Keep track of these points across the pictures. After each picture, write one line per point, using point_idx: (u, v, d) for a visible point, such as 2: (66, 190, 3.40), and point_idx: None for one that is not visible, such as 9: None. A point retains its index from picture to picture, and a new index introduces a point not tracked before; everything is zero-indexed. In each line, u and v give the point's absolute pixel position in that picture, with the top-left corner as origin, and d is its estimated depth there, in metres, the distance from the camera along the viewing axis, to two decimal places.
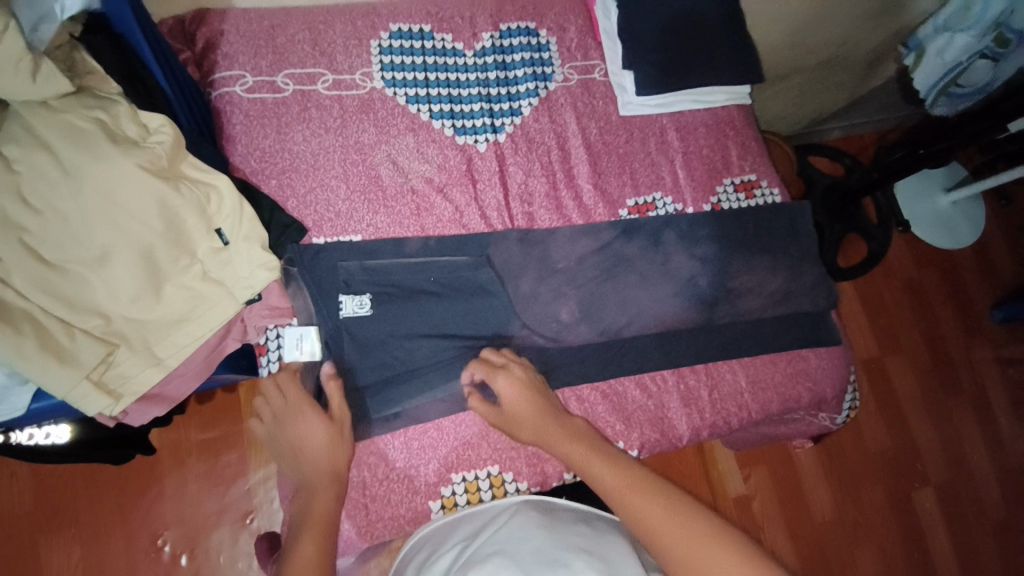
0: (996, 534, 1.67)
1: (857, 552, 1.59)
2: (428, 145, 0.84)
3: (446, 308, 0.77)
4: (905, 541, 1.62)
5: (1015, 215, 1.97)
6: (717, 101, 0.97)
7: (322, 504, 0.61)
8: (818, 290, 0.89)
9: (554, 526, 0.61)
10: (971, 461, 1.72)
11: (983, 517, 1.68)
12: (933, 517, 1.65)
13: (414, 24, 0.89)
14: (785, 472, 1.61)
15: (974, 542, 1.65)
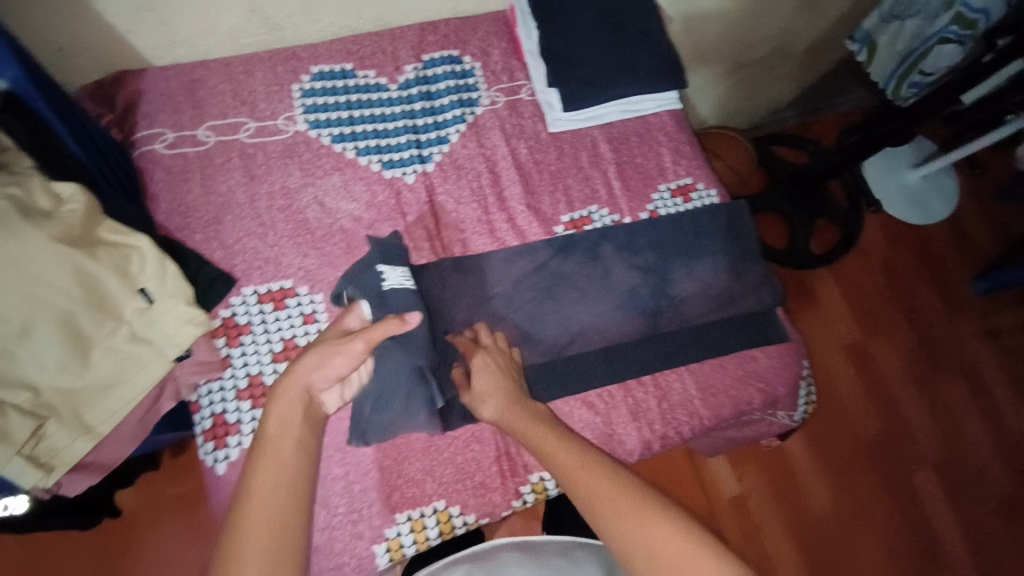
0: (1004, 512, 1.63)
1: (863, 546, 1.55)
2: (356, 183, 0.84)
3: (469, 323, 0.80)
4: (909, 527, 1.59)
5: (986, 184, 1.96)
6: (648, 109, 0.96)
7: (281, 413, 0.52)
8: (762, 289, 0.88)
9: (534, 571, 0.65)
10: (967, 438, 1.69)
11: (988, 494, 1.64)
12: (934, 499, 1.62)
13: (335, 64, 0.89)
14: (779, 468, 1.60)
15: (980, 522, 1.61)
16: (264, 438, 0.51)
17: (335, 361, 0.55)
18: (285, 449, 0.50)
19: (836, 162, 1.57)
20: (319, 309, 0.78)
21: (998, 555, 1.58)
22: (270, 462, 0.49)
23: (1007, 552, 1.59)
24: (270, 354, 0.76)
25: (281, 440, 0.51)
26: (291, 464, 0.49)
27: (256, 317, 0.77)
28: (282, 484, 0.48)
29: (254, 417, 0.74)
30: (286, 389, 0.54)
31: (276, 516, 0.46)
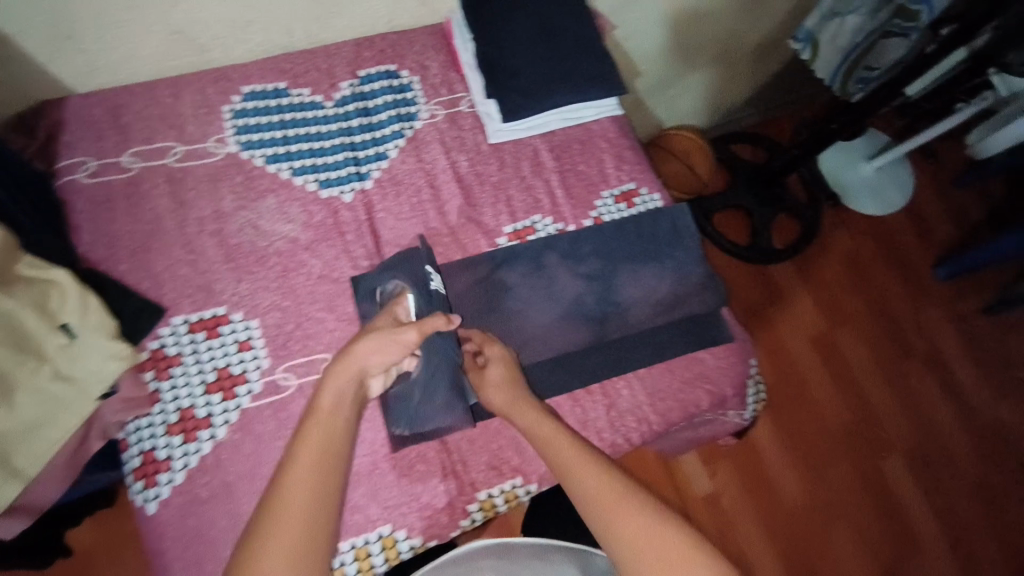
0: (975, 493, 1.65)
1: (837, 535, 1.57)
2: (291, 204, 0.82)
3: (518, 291, 0.84)
4: (880, 514, 1.60)
5: (941, 173, 2.01)
6: (589, 117, 0.96)
7: (328, 394, 0.59)
8: (707, 289, 0.88)
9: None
10: (935, 423, 1.72)
11: (959, 477, 1.66)
12: (904, 485, 1.64)
13: (267, 83, 0.87)
14: (751, 462, 1.61)
15: (952, 505, 1.64)
16: (315, 416, 0.57)
17: (389, 350, 0.62)
18: (332, 426, 0.57)
19: (795, 156, 1.60)
20: (254, 336, 0.76)
21: (968, 536, 1.61)
22: (320, 433, 0.56)
23: (978, 532, 1.62)
24: (203, 385, 0.74)
25: (329, 418, 0.57)
26: (335, 440, 0.56)
27: (187, 347, 0.75)
28: (324, 457, 0.54)
29: (186, 451, 0.72)
30: (340, 370, 0.60)
31: (314, 485, 0.52)
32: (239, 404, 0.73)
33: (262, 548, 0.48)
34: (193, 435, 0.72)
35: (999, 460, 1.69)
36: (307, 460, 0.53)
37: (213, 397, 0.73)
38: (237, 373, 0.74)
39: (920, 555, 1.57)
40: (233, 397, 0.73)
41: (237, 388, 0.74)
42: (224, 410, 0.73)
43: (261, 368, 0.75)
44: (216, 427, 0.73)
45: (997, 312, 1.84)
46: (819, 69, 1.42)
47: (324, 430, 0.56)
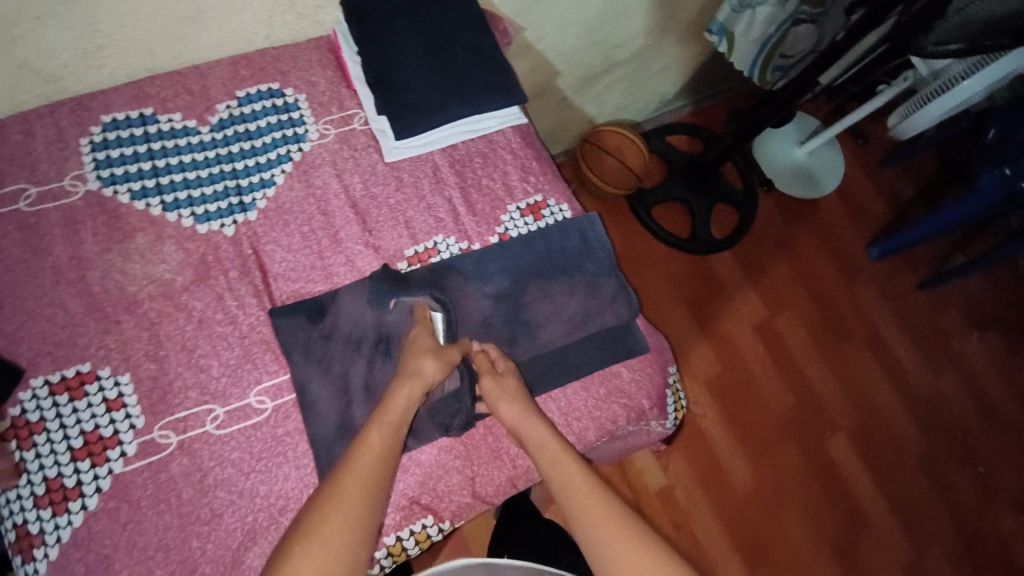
0: (922, 468, 1.61)
1: (789, 519, 1.50)
2: (165, 242, 0.77)
3: (467, 299, 0.81)
4: (829, 495, 1.54)
5: (874, 152, 1.99)
6: (490, 128, 0.93)
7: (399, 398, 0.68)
8: (618, 302, 0.85)
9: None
10: (876, 400, 1.67)
11: (903, 452, 1.62)
12: (852, 466, 1.58)
13: (131, 110, 0.81)
14: (702, 451, 1.53)
15: (901, 484, 1.59)
16: (384, 409, 0.67)
17: (439, 366, 0.70)
18: (397, 419, 0.67)
19: (728, 145, 1.55)
20: (125, 393, 0.70)
21: (919, 513, 1.57)
22: (384, 428, 0.66)
23: (928, 508, 1.58)
24: (70, 452, 0.67)
25: (395, 411, 0.67)
26: (398, 430, 0.67)
27: (50, 411, 0.68)
28: (390, 443, 0.65)
29: (57, 524, 0.66)
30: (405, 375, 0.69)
31: (378, 468, 0.63)
32: (112, 470, 0.68)
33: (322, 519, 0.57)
34: (63, 507, 0.66)
35: (943, 433, 1.66)
36: (374, 445, 0.64)
37: (82, 465, 0.67)
38: (108, 435, 0.68)
39: (873, 532, 1.53)
40: (105, 462, 0.68)
41: (108, 452, 0.68)
42: (95, 477, 0.67)
43: (135, 428, 0.69)
44: (87, 497, 0.67)
45: (929, 287, 1.81)
46: (737, 61, 1.37)
47: (391, 421, 0.67)
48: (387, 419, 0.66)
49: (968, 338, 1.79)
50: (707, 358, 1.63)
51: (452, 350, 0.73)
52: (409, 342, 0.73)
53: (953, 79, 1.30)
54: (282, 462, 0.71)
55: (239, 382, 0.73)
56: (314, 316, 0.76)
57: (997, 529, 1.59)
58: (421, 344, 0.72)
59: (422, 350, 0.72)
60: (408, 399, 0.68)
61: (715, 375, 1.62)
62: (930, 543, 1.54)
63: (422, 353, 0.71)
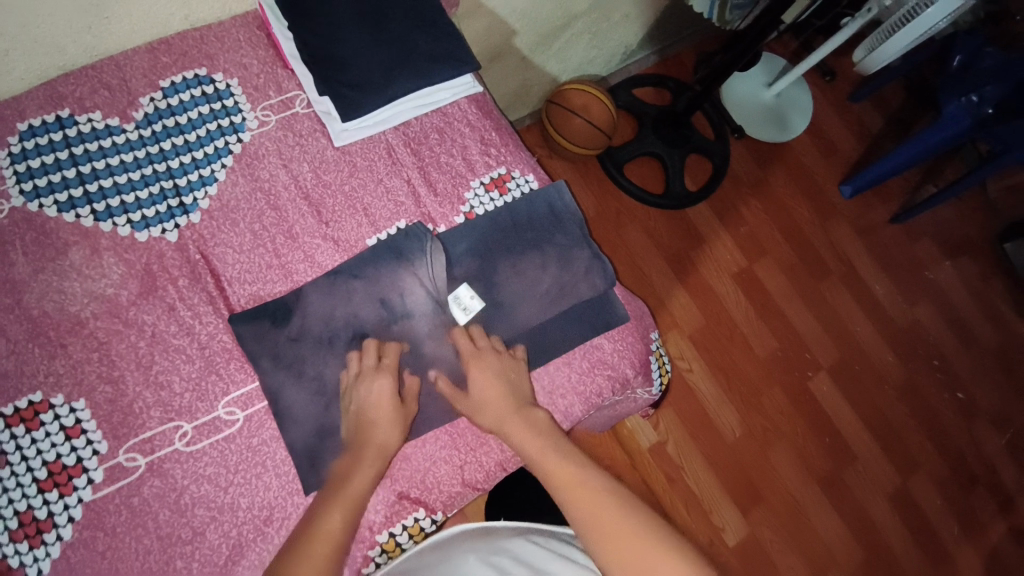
0: (904, 397, 1.66)
1: (778, 458, 1.54)
2: (104, 255, 0.71)
3: (432, 280, 0.76)
4: (815, 431, 1.58)
5: (842, 88, 1.96)
6: (444, 100, 0.87)
7: (359, 480, 0.66)
8: (593, 273, 0.83)
9: (500, 561, 0.70)
10: (857, 335, 1.69)
11: (884, 383, 1.66)
12: (835, 401, 1.62)
13: (47, 114, 0.75)
14: (690, 404, 1.55)
15: (883, 413, 1.63)
16: (345, 490, 0.66)
17: (398, 432, 0.70)
18: (355, 500, 0.66)
19: (698, 94, 1.52)
20: (83, 418, 0.66)
21: (905, 440, 1.62)
22: (341, 512, 0.64)
23: (910, 433, 1.63)
24: (36, 483, 0.64)
25: (353, 491, 0.66)
26: (354, 512, 0.65)
27: (7, 444, 0.64)
28: (346, 528, 0.64)
29: (36, 557, 0.62)
30: (369, 451, 0.68)
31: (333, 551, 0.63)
32: (81, 499, 0.64)
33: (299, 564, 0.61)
34: (38, 539, 0.63)
35: (922, 361, 1.70)
36: (331, 534, 0.63)
37: (50, 496, 0.64)
38: (72, 463, 0.65)
39: (858, 463, 1.57)
40: (72, 492, 0.64)
41: (75, 480, 0.64)
42: (65, 507, 0.64)
43: (99, 453, 0.66)
44: (61, 527, 0.63)
45: (902, 220, 1.82)
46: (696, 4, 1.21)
47: (347, 505, 0.65)
48: (345, 499, 0.65)
49: (941, 266, 1.81)
50: (688, 311, 1.63)
51: (410, 402, 0.72)
52: (365, 398, 0.69)
53: (916, 8, 1.25)
54: (262, 472, 0.68)
55: (204, 396, 0.69)
56: (280, 319, 0.72)
57: (978, 447, 1.65)
58: (382, 415, 0.69)
59: (387, 419, 0.69)
60: (369, 477, 0.67)
61: (698, 328, 1.62)
62: (914, 468, 1.60)
63: (390, 422, 0.69)
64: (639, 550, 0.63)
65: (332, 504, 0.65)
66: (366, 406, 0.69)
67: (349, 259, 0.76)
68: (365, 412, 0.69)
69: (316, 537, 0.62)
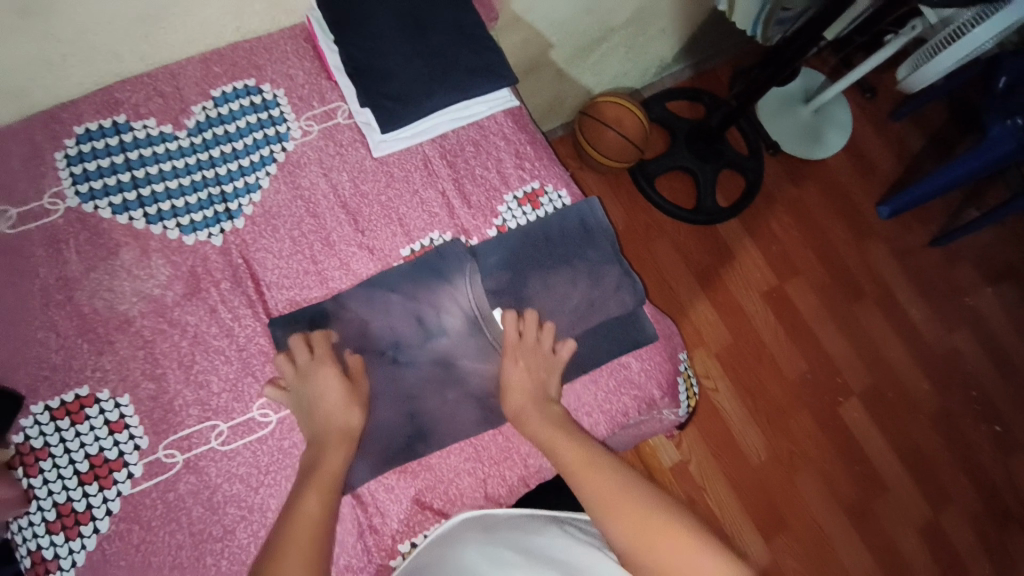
0: (939, 427, 1.60)
1: (804, 483, 1.50)
2: (152, 257, 0.74)
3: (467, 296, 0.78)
4: (844, 458, 1.54)
5: (883, 106, 1.91)
6: (480, 113, 0.88)
7: (329, 463, 0.65)
8: (623, 290, 0.82)
9: (500, 551, 0.65)
10: (890, 360, 1.64)
11: (917, 411, 1.61)
12: (866, 428, 1.57)
13: (103, 119, 0.78)
14: (714, 425, 1.52)
15: (916, 442, 1.58)
16: (318, 474, 0.64)
17: (355, 415, 0.68)
18: (331, 480, 0.64)
19: (733, 108, 1.50)
20: (127, 413, 0.69)
21: (937, 472, 1.56)
22: (320, 492, 0.63)
23: (943, 464, 1.57)
24: (77, 476, 0.66)
25: (328, 473, 0.64)
26: (331, 494, 0.64)
27: (53, 435, 0.67)
28: (326, 508, 0.62)
29: (71, 549, 0.65)
30: (332, 437, 0.67)
31: (318, 529, 0.61)
32: (120, 492, 0.67)
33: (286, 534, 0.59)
34: (76, 531, 0.65)
35: (957, 390, 1.64)
36: (312, 515, 0.61)
37: (90, 488, 0.66)
38: (113, 458, 0.67)
39: (888, 493, 1.52)
40: (112, 485, 0.67)
41: (114, 474, 0.67)
42: (104, 500, 0.66)
43: (140, 448, 0.68)
44: (99, 520, 0.66)
45: (942, 243, 1.76)
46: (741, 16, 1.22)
47: (323, 487, 0.63)
48: (320, 479, 0.64)
49: (982, 292, 1.75)
50: (715, 328, 1.61)
51: (362, 384, 0.70)
52: (316, 386, 0.68)
53: (964, 26, 1.22)
54: (291, 475, 0.70)
55: (240, 397, 0.71)
56: (316, 325, 0.74)
57: (1015, 483, 1.58)
58: (335, 399, 0.68)
59: (341, 403, 0.68)
60: (339, 460, 0.66)
61: (725, 347, 1.59)
62: (947, 501, 1.54)
63: (345, 406, 0.68)
64: (642, 518, 0.62)
65: (306, 488, 0.63)
66: (316, 395, 0.68)
67: (384, 270, 0.78)
68: (314, 398, 0.68)
69: (298, 519, 0.60)
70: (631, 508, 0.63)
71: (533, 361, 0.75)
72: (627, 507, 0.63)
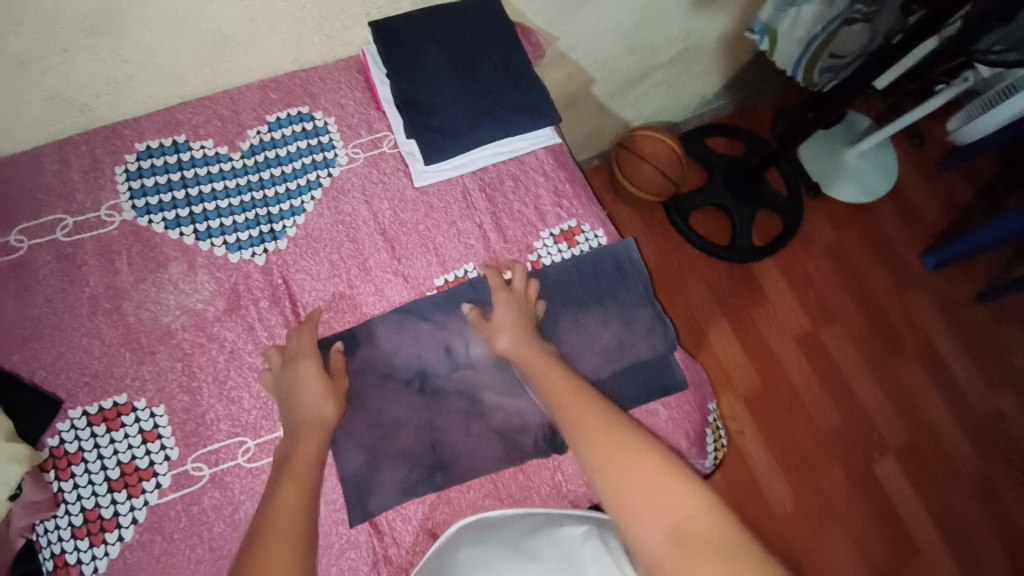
0: (978, 493, 1.51)
1: (831, 540, 1.44)
2: (198, 272, 0.77)
3: None
4: (877, 518, 1.47)
5: (931, 155, 1.86)
6: (522, 149, 0.89)
7: (303, 453, 0.64)
8: (654, 334, 0.81)
9: (491, 556, 0.64)
10: (928, 417, 1.57)
11: (956, 473, 1.53)
12: (901, 488, 1.50)
13: (164, 138, 0.82)
14: (738, 471, 1.48)
15: (954, 506, 1.50)
16: (291, 466, 0.63)
17: (332, 405, 0.68)
18: (305, 473, 0.62)
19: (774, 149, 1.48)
20: (160, 424, 0.71)
21: (976, 541, 1.47)
22: (294, 484, 0.61)
23: (981, 533, 1.48)
24: (106, 483, 0.68)
25: (302, 470, 0.63)
26: (306, 486, 0.61)
27: (88, 441, 0.69)
28: (301, 500, 0.60)
29: (94, 555, 0.66)
30: (303, 429, 0.66)
31: (296, 520, 0.58)
32: (147, 501, 0.68)
33: (263, 521, 0.57)
34: (100, 537, 0.67)
35: (999, 455, 1.55)
36: (288, 506, 0.59)
37: (118, 495, 0.68)
38: (144, 466, 0.69)
39: (922, 560, 1.44)
40: (140, 493, 0.68)
41: (143, 483, 0.68)
42: (131, 508, 0.68)
43: (169, 459, 0.70)
44: (123, 528, 0.67)
45: (989, 299, 1.69)
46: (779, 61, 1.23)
47: (297, 481, 0.61)
48: (294, 473, 0.62)
49: None
50: (744, 371, 1.57)
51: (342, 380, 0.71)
52: (296, 375, 0.70)
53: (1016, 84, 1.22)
54: None
55: (269, 416, 0.72)
56: (347, 352, 0.75)
57: None
58: (313, 388, 0.69)
59: (317, 395, 0.68)
60: (312, 450, 0.65)
61: (754, 391, 1.55)
62: (983, 573, 1.45)
63: (320, 397, 0.68)
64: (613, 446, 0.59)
65: (280, 481, 0.61)
66: (294, 386, 0.69)
67: (419, 300, 0.79)
68: (293, 388, 0.69)
69: (276, 513, 0.58)
70: (603, 435, 0.60)
71: (516, 304, 0.75)
72: (614, 449, 0.59)
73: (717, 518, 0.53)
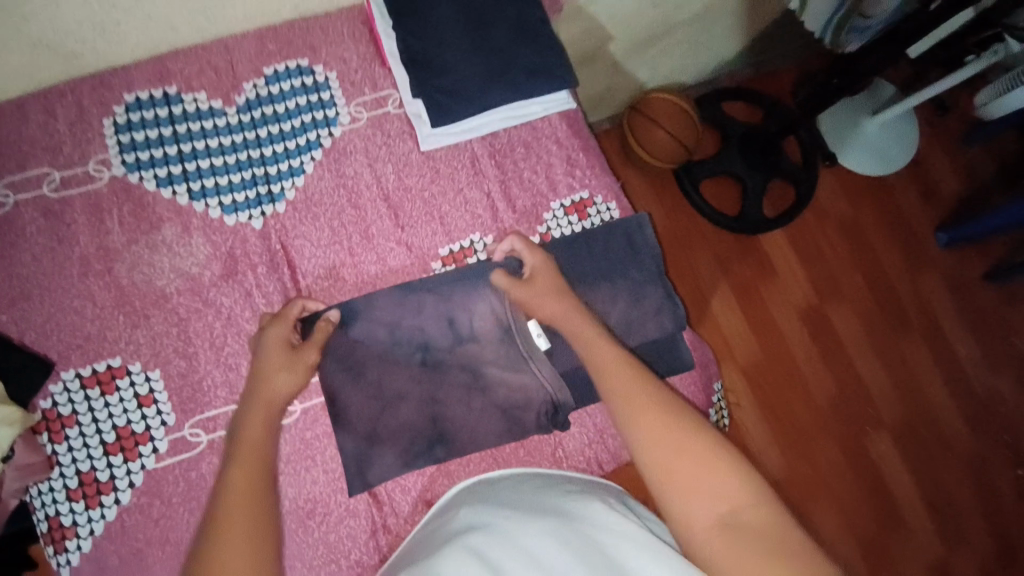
0: (968, 471, 1.53)
1: (818, 509, 1.46)
2: (193, 234, 0.74)
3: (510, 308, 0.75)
4: (866, 491, 1.49)
5: (956, 129, 1.79)
6: (535, 114, 0.84)
7: (251, 429, 0.62)
8: (663, 314, 0.79)
9: (493, 511, 0.62)
10: (926, 396, 1.57)
11: (949, 452, 1.54)
12: (892, 463, 1.52)
13: (154, 88, 0.77)
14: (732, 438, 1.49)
15: (943, 483, 1.52)
16: (240, 446, 0.61)
17: (291, 378, 0.66)
18: (259, 453, 0.61)
19: (794, 117, 1.41)
20: (156, 389, 0.69)
21: (960, 517, 1.50)
22: (247, 462, 0.59)
23: (967, 510, 1.51)
24: (102, 446, 0.68)
25: (256, 448, 0.61)
26: (261, 465, 0.60)
27: (82, 404, 0.68)
28: (255, 480, 0.58)
29: (90, 517, 0.66)
30: (255, 401, 0.64)
31: (252, 500, 0.56)
32: (144, 466, 0.68)
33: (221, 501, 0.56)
34: (96, 500, 0.67)
35: (992, 436, 1.56)
36: (242, 487, 0.57)
37: (114, 459, 0.67)
38: (140, 431, 0.68)
39: (906, 532, 1.48)
40: (137, 458, 0.68)
41: (140, 447, 0.68)
42: (127, 473, 0.67)
43: (166, 425, 0.69)
44: (120, 492, 0.67)
45: (1000, 280, 1.66)
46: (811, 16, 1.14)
47: (249, 460, 0.60)
48: (245, 452, 0.60)
49: None
50: (744, 342, 1.56)
51: (308, 351, 0.68)
52: (261, 343, 0.68)
53: None
54: (310, 466, 0.71)
55: None
56: (346, 323, 0.72)
57: None
58: (273, 359, 0.66)
59: (275, 365, 0.66)
60: (262, 426, 0.63)
61: (753, 364, 1.54)
62: (963, 548, 1.48)
63: (277, 367, 0.66)
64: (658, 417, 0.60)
65: (231, 461, 0.59)
66: (258, 352, 0.67)
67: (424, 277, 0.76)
68: (258, 355, 0.67)
69: (228, 493, 0.56)
70: (647, 406, 0.61)
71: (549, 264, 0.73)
72: (660, 424, 0.59)
73: (756, 496, 0.55)
